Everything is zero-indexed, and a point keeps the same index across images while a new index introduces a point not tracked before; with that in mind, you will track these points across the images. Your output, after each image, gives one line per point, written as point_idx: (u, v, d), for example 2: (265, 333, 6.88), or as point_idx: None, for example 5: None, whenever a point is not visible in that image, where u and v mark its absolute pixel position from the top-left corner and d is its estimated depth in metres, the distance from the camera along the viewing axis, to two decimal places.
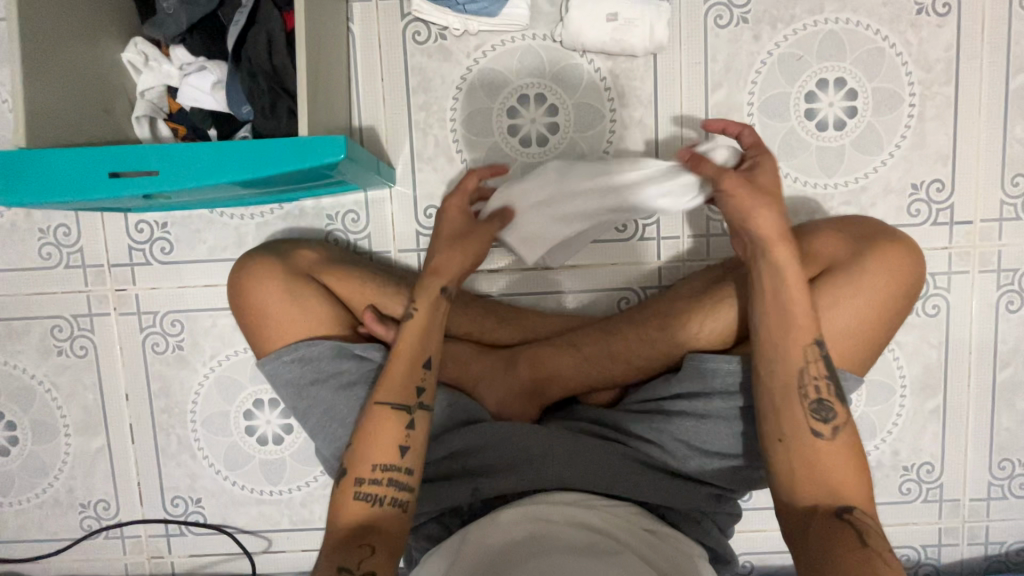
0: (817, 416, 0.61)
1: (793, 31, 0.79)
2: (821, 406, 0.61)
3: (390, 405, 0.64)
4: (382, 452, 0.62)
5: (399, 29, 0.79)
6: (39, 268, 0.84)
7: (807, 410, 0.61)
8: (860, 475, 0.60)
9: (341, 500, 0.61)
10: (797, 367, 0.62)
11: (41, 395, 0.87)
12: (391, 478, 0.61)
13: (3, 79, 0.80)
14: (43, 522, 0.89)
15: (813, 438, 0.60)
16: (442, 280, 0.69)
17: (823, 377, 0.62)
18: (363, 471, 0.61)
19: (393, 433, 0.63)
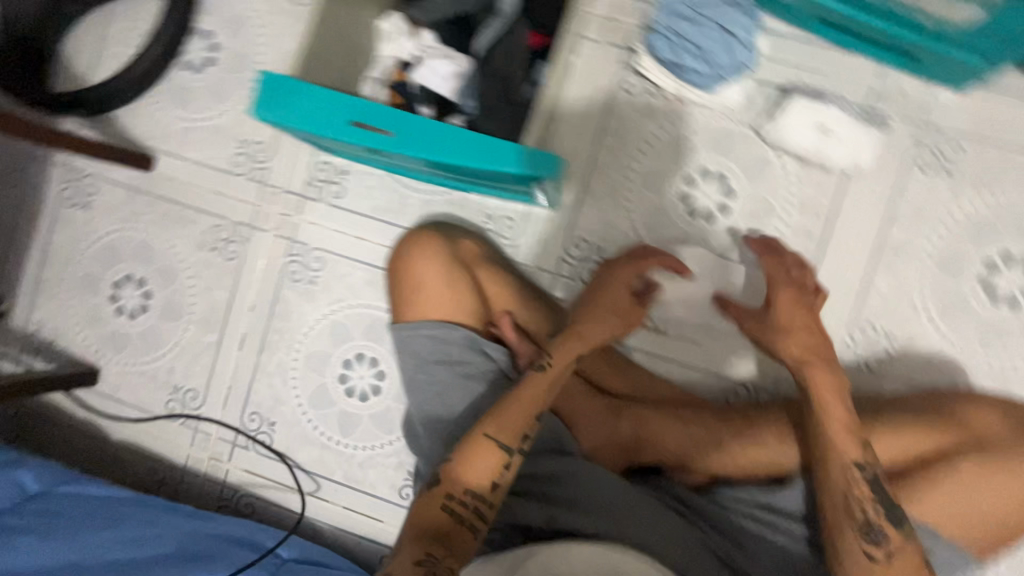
0: (869, 538, 0.61)
1: (994, 197, 0.78)
2: (872, 527, 0.61)
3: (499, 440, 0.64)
4: (498, 454, 0.64)
5: (614, 75, 0.84)
6: (225, 172, 0.93)
7: (858, 529, 0.61)
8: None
9: (426, 503, 0.62)
10: (840, 486, 0.63)
11: (180, 279, 0.94)
12: (474, 504, 0.62)
13: (265, 7, 0.91)
14: (135, 390, 0.95)
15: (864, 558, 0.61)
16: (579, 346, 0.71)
17: (868, 496, 0.62)
18: (466, 474, 0.63)
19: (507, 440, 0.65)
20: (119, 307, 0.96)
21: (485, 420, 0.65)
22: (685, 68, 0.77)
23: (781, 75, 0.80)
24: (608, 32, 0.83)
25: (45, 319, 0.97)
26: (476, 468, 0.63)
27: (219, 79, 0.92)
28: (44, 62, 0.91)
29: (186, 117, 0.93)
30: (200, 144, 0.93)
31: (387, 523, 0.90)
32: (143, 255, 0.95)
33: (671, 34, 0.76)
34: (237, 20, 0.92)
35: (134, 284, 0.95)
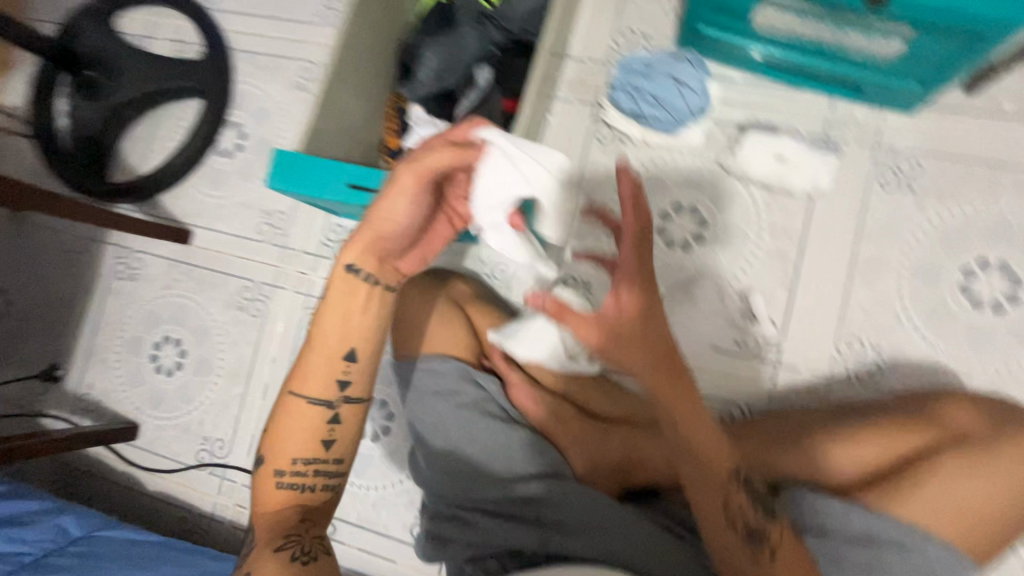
0: (751, 540, 0.60)
1: (959, 207, 0.82)
2: (754, 531, 0.60)
3: (308, 399, 0.63)
4: (301, 454, 0.63)
5: (588, 128, 0.93)
6: (251, 239, 1.05)
7: (742, 535, 0.60)
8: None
9: (263, 486, 0.64)
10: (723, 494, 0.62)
11: (211, 338, 1.05)
12: (315, 470, 0.64)
13: (287, 101, 1.07)
14: (171, 441, 1.04)
15: (749, 560, 0.59)
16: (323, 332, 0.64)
17: (749, 501, 0.62)
18: (280, 464, 0.63)
19: (314, 432, 0.63)
20: (158, 366, 1.06)
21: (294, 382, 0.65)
22: (647, 117, 0.87)
23: (738, 114, 0.88)
24: (579, 93, 0.94)
25: (94, 381, 1.09)
26: (308, 442, 0.63)
27: (247, 162, 1.07)
28: (106, 160, 1.08)
29: (220, 195, 1.07)
30: (232, 217, 1.06)
31: (401, 563, 0.93)
32: (180, 317, 1.06)
33: (630, 89, 0.87)
34: (263, 112, 1.08)
35: (173, 343, 1.06)
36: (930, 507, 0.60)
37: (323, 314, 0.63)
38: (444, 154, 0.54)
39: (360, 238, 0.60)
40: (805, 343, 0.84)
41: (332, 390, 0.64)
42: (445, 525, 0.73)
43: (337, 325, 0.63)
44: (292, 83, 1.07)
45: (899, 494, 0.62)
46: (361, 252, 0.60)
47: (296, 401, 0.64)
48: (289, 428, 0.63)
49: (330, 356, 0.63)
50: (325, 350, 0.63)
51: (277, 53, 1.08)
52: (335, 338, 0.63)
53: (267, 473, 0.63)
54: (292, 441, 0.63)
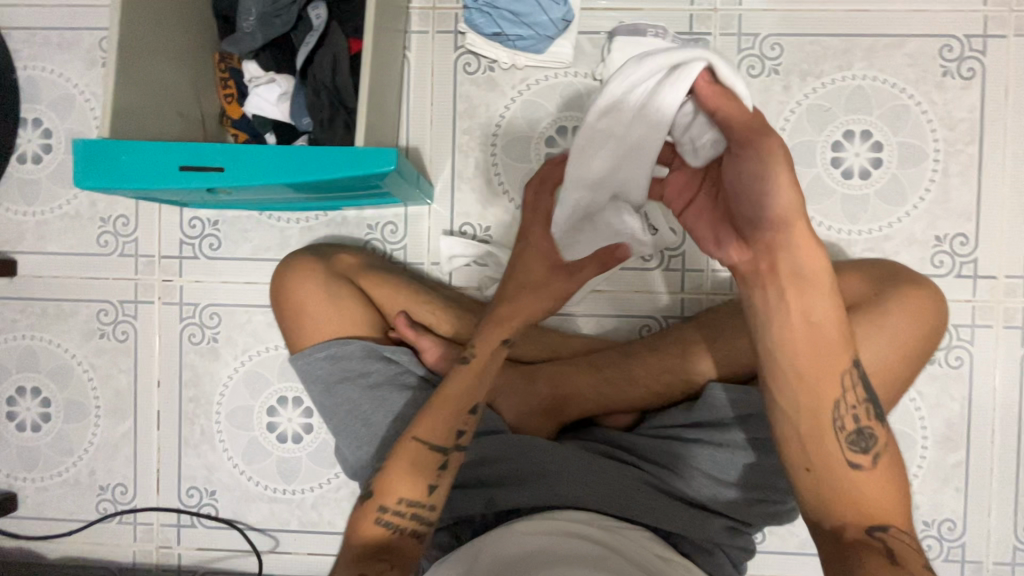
0: (856, 446, 0.54)
1: (821, 84, 0.84)
2: (860, 436, 0.54)
3: (427, 440, 0.63)
4: (407, 493, 0.62)
5: (452, 60, 0.86)
6: (94, 254, 0.89)
7: (844, 443, 0.54)
8: (899, 493, 0.53)
9: (362, 520, 0.62)
10: (832, 397, 0.53)
11: (77, 376, 0.90)
12: (414, 512, 0.62)
13: (91, 82, 0.88)
14: (61, 500, 0.91)
15: (850, 469, 0.53)
16: (462, 373, 0.67)
17: (861, 403, 0.54)
18: (387, 498, 0.62)
19: (422, 472, 0.63)
20: (19, 423, 0.91)
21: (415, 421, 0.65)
22: (509, 36, 0.80)
23: (603, 21, 0.83)
24: (434, 21, 0.86)
25: None
26: (418, 473, 0.62)
27: (61, 164, 0.89)
28: None
29: (38, 211, 0.89)
30: (61, 234, 0.89)
31: None
32: (30, 362, 0.90)
33: (485, 8, 0.79)
34: (64, 101, 0.89)
35: (31, 393, 0.90)
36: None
37: (457, 371, 0.67)
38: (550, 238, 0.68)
39: (502, 320, 0.69)
40: None
41: (451, 436, 0.64)
42: None
43: (464, 385, 0.66)
44: (90, 58, 0.88)
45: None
46: (508, 329, 0.69)
47: (415, 444, 0.63)
48: (395, 469, 0.63)
49: (462, 396, 0.66)
50: (455, 398, 0.65)
51: (63, 25, 0.88)
52: (449, 395, 0.66)
53: (370, 506, 0.62)
54: (394, 475, 0.62)
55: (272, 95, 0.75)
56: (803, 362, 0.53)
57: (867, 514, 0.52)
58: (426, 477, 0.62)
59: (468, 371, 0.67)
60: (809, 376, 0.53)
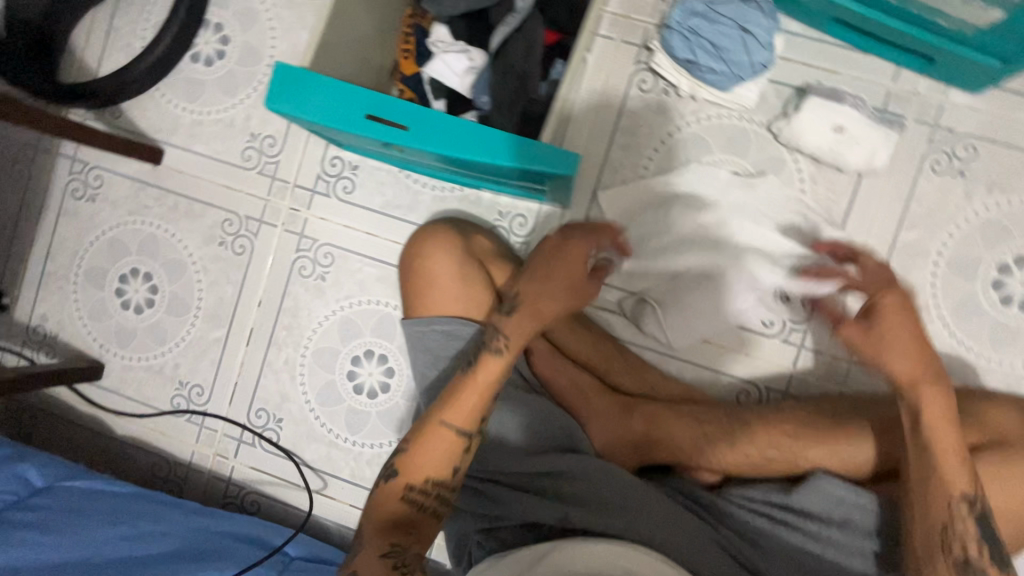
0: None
1: (1007, 200, 0.78)
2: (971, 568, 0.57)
3: (454, 426, 0.64)
4: (433, 473, 0.63)
5: (629, 73, 0.84)
6: (235, 165, 0.92)
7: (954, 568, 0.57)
8: None
9: (387, 493, 0.63)
10: (941, 517, 0.59)
11: (187, 275, 0.94)
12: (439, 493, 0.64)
13: (278, 3, 0.91)
14: (142, 384, 0.95)
15: None
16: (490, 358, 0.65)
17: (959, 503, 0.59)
18: (414, 476, 0.63)
19: (449, 455, 0.64)
20: (125, 301, 0.95)
21: (441, 404, 0.64)
22: (701, 68, 0.77)
23: (795, 74, 0.80)
24: (620, 30, 0.84)
25: (49, 312, 0.97)
26: (446, 457, 0.64)
27: (229, 72, 0.92)
28: (53, 52, 0.91)
29: (196, 111, 0.93)
30: (211, 138, 0.92)
31: None
32: (150, 249, 0.94)
33: (687, 32, 0.76)
34: (248, 14, 0.91)
35: (142, 278, 0.94)
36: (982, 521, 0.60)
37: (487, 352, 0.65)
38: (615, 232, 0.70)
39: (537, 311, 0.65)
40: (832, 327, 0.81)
41: (475, 418, 0.64)
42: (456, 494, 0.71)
43: (491, 370, 0.65)
44: None
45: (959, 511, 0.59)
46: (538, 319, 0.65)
47: (439, 428, 0.64)
48: (422, 455, 0.63)
49: (491, 374, 0.65)
50: (482, 387, 0.65)
51: None
52: (475, 379, 0.65)
53: (395, 486, 0.63)
54: (418, 463, 0.63)
55: (458, 65, 0.75)
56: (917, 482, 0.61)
57: None
58: (451, 462, 0.64)
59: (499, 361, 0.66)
60: (919, 487, 0.60)
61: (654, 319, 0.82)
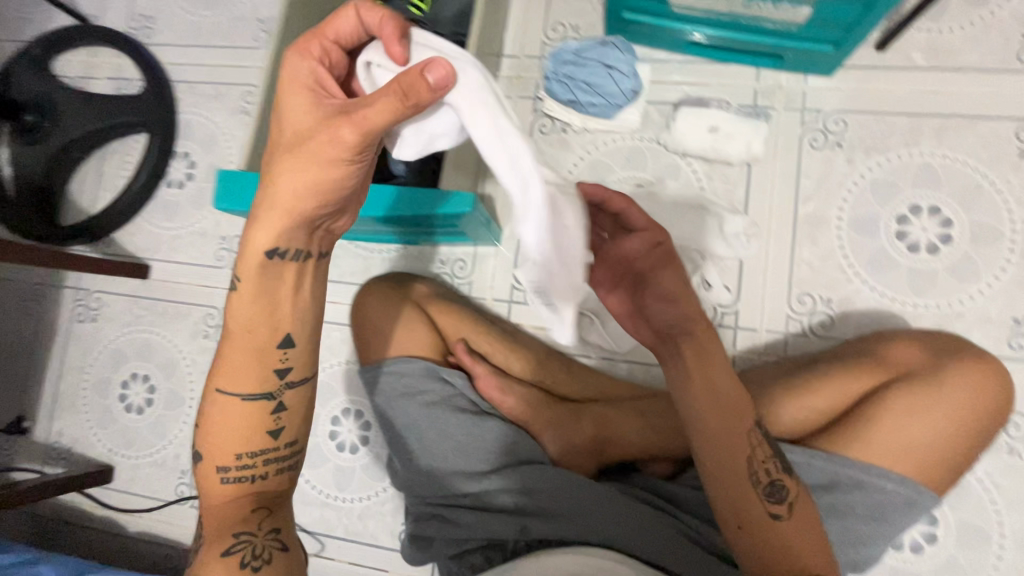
0: (772, 499, 0.57)
1: (887, 159, 0.85)
2: (773, 488, 0.58)
3: (220, 495, 0.58)
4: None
5: (530, 121, 0.96)
6: (210, 266, 1.05)
7: (761, 496, 0.58)
8: (822, 549, 0.57)
9: None
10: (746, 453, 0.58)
11: (180, 370, 1.04)
12: (245, 551, 0.54)
13: (233, 126, 1.07)
14: (148, 479, 1.02)
15: (773, 522, 0.57)
16: (227, 412, 0.58)
17: (769, 458, 0.60)
18: None
19: (229, 523, 0.56)
20: (128, 405, 1.05)
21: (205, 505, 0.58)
22: (583, 103, 0.89)
23: (670, 92, 0.91)
24: (515, 89, 0.97)
25: (64, 428, 1.07)
26: (236, 523, 0.56)
27: (198, 190, 1.07)
28: (54, 203, 1.08)
29: (174, 227, 1.07)
30: (189, 247, 1.06)
31: (391, 571, 0.92)
32: (146, 353, 1.05)
33: (564, 79, 0.88)
34: (210, 140, 1.08)
35: (141, 380, 1.05)
36: (884, 445, 0.62)
37: (213, 375, 0.59)
38: (316, 58, 0.53)
39: (250, 254, 0.55)
40: (759, 304, 0.86)
41: (266, 417, 0.58)
42: (426, 525, 0.74)
43: (255, 355, 0.57)
44: (236, 108, 1.08)
45: (861, 437, 0.63)
46: (240, 346, 0.58)
47: (218, 457, 0.58)
48: (218, 492, 0.58)
49: (246, 367, 0.57)
50: (225, 445, 0.58)
51: (219, 81, 1.09)
52: (240, 379, 0.57)
53: (208, 557, 0.54)
54: (220, 508, 0.57)
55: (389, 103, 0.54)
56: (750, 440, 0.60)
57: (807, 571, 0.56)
58: (235, 526, 0.55)
59: (230, 406, 0.58)
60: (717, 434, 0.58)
61: (595, 330, 0.88)
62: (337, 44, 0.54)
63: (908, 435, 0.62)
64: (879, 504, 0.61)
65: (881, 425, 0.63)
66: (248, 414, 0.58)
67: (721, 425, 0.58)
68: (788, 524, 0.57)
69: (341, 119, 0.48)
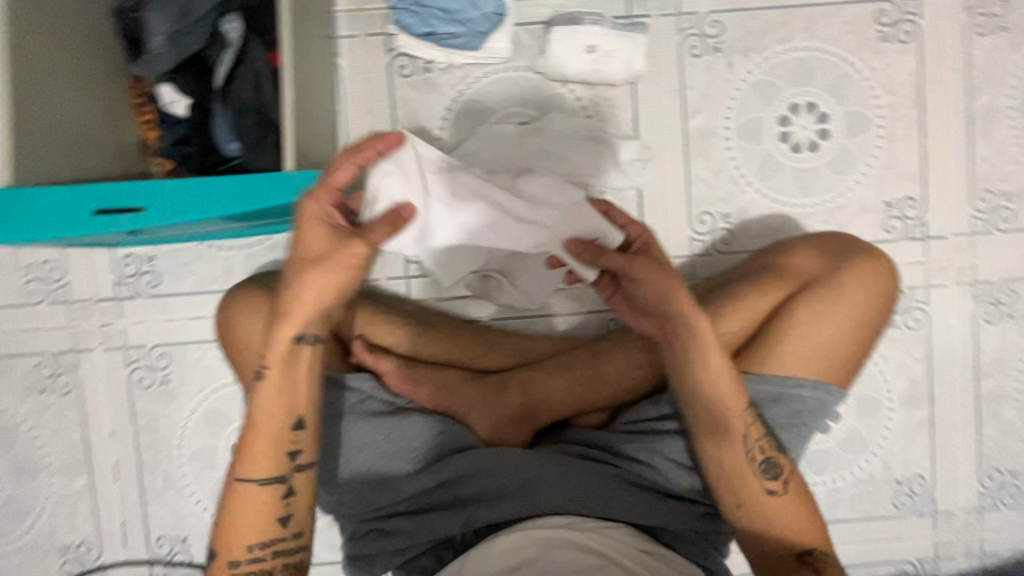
0: (766, 475, 0.63)
1: (764, 58, 0.83)
2: (769, 466, 0.63)
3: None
4: None
5: (385, 63, 0.82)
6: (21, 305, 0.83)
7: (756, 472, 0.63)
8: (810, 513, 0.64)
9: None
10: (740, 431, 0.63)
11: (21, 436, 0.84)
12: None
13: None
14: (22, 567, 0.86)
15: (766, 496, 0.63)
16: (258, 503, 0.62)
17: (763, 437, 0.64)
18: None
19: None
20: None
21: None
22: (443, 35, 0.77)
23: (538, 9, 0.80)
24: (359, 24, 0.81)
25: None
26: None
27: None
28: None
29: None
30: None
31: None
32: None
33: (413, 7, 0.76)
34: None
35: None
36: (796, 357, 0.66)
37: (236, 464, 0.62)
38: (324, 204, 0.57)
39: (274, 348, 0.60)
40: (662, 231, 0.84)
41: (279, 504, 0.62)
42: (363, 543, 0.68)
43: (272, 431, 0.61)
44: None
45: (777, 352, 0.66)
46: (269, 441, 0.61)
47: (229, 534, 0.61)
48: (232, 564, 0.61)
49: (266, 457, 0.61)
50: (254, 528, 0.61)
51: None
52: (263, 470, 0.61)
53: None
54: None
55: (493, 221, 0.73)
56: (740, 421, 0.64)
57: (795, 540, 0.63)
58: None
59: (255, 498, 0.61)
60: (727, 412, 0.63)
61: (504, 291, 0.81)
62: (339, 189, 0.58)
63: (817, 341, 0.66)
64: (800, 413, 0.66)
65: (792, 345, 0.66)
66: (276, 504, 0.62)
67: (717, 401, 0.63)
68: (781, 498, 0.63)
69: (357, 241, 0.57)
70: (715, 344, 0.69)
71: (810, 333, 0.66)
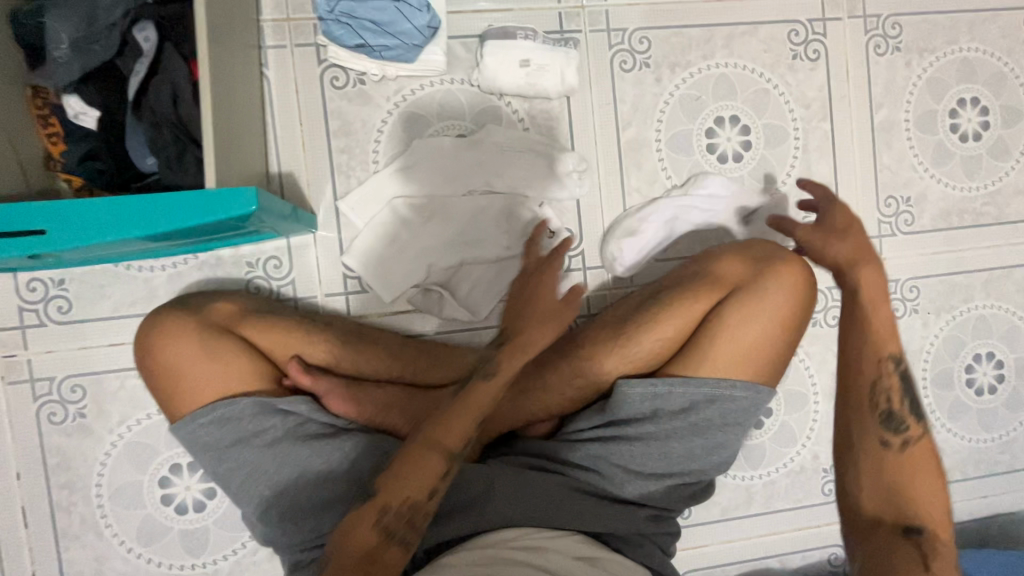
0: (889, 428, 0.63)
1: (690, 74, 0.87)
2: (892, 418, 0.63)
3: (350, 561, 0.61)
4: None
5: (316, 75, 0.80)
6: None
7: (880, 422, 0.63)
8: (937, 488, 0.61)
9: None
10: (870, 378, 0.64)
11: None
12: None
13: None
14: None
15: (883, 450, 0.63)
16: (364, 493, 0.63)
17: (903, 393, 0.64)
18: None
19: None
20: None
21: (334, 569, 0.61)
22: (375, 48, 0.75)
23: (471, 23, 0.80)
24: (286, 35, 0.79)
25: None
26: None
27: None
28: None
29: None
30: None
31: None
32: None
33: (343, 18, 0.73)
34: None
35: None
36: (727, 357, 0.70)
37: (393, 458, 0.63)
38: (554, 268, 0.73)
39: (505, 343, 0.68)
40: (601, 240, 0.86)
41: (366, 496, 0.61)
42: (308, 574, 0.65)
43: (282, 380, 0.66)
44: None
45: (709, 355, 0.70)
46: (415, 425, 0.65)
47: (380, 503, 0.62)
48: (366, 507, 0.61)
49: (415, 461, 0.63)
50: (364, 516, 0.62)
51: None
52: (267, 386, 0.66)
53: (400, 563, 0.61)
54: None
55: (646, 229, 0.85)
56: (848, 370, 0.66)
57: (909, 515, 0.60)
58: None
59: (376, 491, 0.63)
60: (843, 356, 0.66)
61: (446, 303, 0.81)
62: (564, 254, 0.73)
63: (748, 342, 0.70)
64: (732, 412, 0.69)
65: (872, 315, 0.66)
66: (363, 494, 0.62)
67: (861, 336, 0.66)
68: (903, 455, 0.62)
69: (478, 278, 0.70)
70: (653, 348, 0.71)
71: (739, 335, 0.70)
